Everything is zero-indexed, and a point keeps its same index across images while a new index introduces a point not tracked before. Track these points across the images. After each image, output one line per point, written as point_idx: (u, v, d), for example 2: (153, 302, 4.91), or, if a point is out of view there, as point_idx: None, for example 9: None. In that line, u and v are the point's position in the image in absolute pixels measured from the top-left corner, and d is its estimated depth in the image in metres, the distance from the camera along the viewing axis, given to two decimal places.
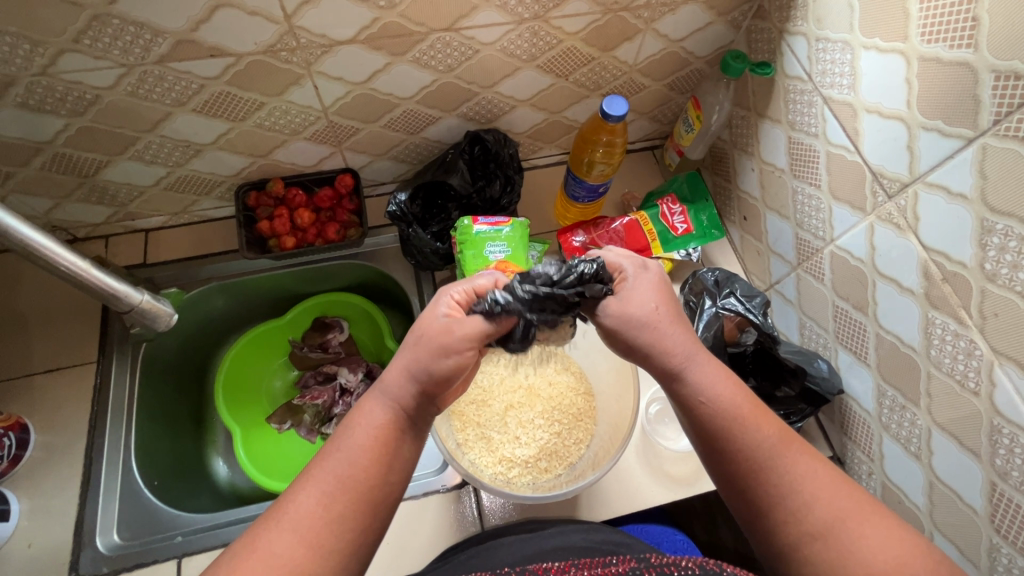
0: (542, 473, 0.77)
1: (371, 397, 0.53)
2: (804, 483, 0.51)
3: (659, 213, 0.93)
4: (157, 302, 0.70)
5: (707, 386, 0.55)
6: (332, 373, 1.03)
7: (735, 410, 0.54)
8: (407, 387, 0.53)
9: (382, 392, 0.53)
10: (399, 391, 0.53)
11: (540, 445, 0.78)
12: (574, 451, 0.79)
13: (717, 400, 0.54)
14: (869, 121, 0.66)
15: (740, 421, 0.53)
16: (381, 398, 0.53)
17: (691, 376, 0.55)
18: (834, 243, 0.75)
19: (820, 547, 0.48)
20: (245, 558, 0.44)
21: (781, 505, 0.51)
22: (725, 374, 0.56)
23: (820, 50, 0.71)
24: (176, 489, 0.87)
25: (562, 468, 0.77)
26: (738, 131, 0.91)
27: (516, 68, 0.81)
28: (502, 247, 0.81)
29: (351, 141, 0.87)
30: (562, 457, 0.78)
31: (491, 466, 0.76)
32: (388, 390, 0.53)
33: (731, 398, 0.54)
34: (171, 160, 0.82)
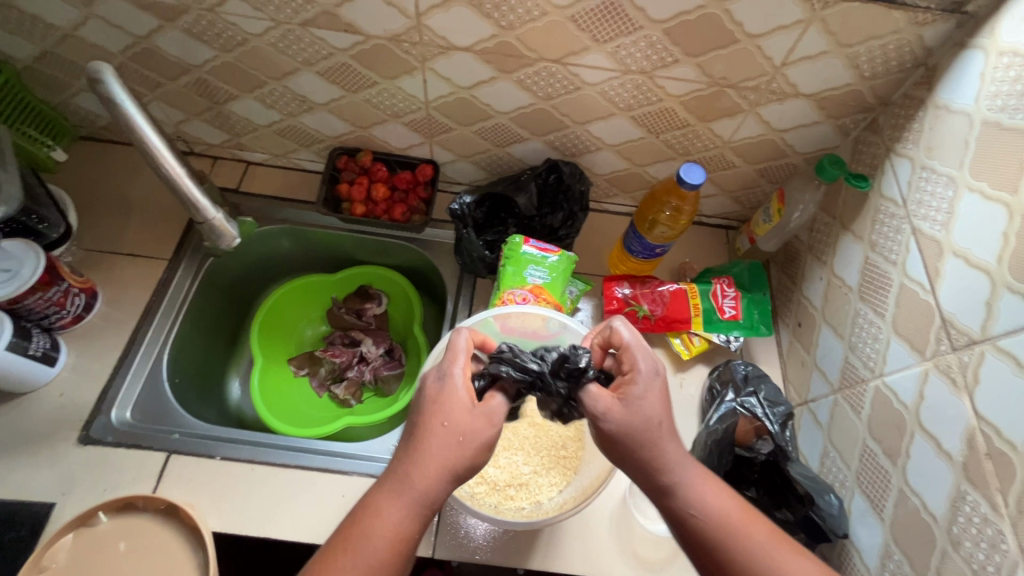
0: (506, 500, 0.75)
1: (394, 504, 0.52)
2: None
3: (711, 290, 0.90)
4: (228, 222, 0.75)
5: (700, 496, 0.55)
6: (358, 340, 1.10)
7: (724, 519, 0.54)
8: (436, 488, 0.53)
9: (396, 496, 0.52)
10: (426, 499, 0.52)
11: (513, 472, 0.78)
12: (545, 491, 0.77)
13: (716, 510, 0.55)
14: (952, 264, 0.62)
15: (733, 532, 0.54)
16: (408, 506, 0.52)
17: (680, 487, 0.56)
18: (882, 378, 0.70)
19: None
20: None
21: None
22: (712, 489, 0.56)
23: (921, 179, 0.68)
24: (191, 393, 0.94)
25: (527, 502, 0.76)
26: (817, 237, 0.87)
27: (611, 113, 0.83)
28: (542, 273, 0.82)
29: (442, 137, 0.93)
30: (530, 492, 0.77)
31: None
32: (411, 499, 0.52)
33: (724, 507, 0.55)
34: (286, 109, 0.92)
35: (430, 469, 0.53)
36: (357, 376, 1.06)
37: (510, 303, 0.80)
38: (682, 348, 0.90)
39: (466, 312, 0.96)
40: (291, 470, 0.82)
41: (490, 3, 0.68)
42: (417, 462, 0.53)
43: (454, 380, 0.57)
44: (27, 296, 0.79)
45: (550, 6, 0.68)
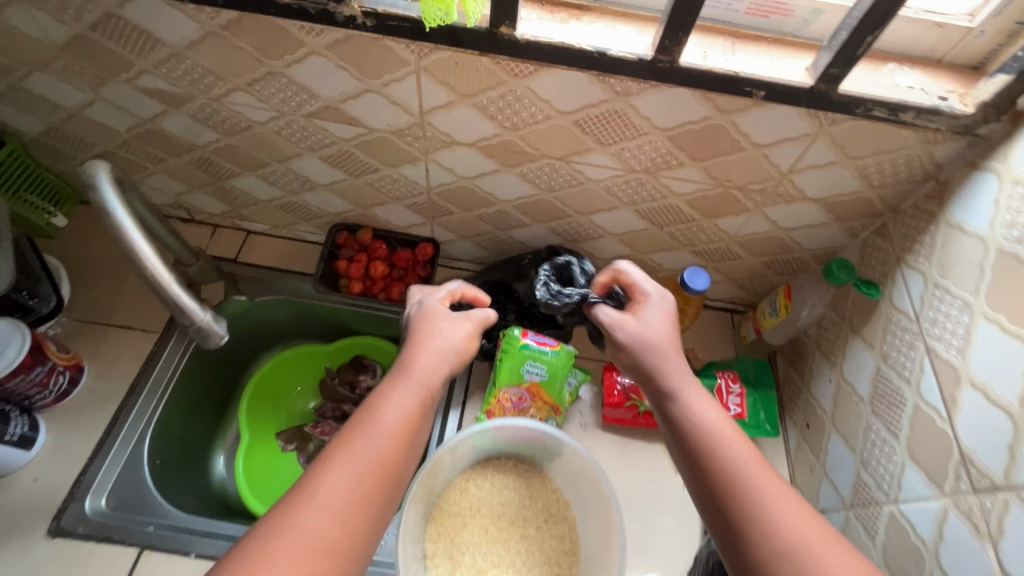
0: None
1: (400, 390, 0.57)
2: (782, 516, 0.48)
3: (715, 387, 0.87)
4: (216, 320, 0.67)
5: (697, 408, 0.57)
6: (349, 414, 1.06)
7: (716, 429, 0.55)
8: (432, 372, 0.61)
9: (401, 379, 0.59)
10: (426, 385, 0.59)
11: None
12: None
13: (764, 494, 0.50)
14: (970, 395, 0.58)
15: (739, 456, 0.52)
16: (408, 390, 0.58)
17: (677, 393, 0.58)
18: (896, 505, 0.66)
19: (809, 562, 0.45)
20: (274, 542, 0.44)
21: (755, 523, 0.48)
22: (714, 408, 0.57)
23: (935, 297, 0.65)
24: (172, 474, 0.90)
25: None
26: (826, 334, 0.84)
27: (614, 205, 0.82)
28: (540, 369, 0.79)
29: (443, 219, 0.92)
30: None
31: None
32: (415, 385, 0.58)
33: (768, 489, 0.50)
34: (288, 188, 0.92)
35: (427, 358, 0.62)
36: None
37: (505, 402, 0.78)
38: None
39: (461, 394, 0.88)
40: None
41: (494, 107, 0.68)
42: (411, 353, 0.62)
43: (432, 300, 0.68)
44: (8, 379, 0.77)
45: (554, 112, 0.67)
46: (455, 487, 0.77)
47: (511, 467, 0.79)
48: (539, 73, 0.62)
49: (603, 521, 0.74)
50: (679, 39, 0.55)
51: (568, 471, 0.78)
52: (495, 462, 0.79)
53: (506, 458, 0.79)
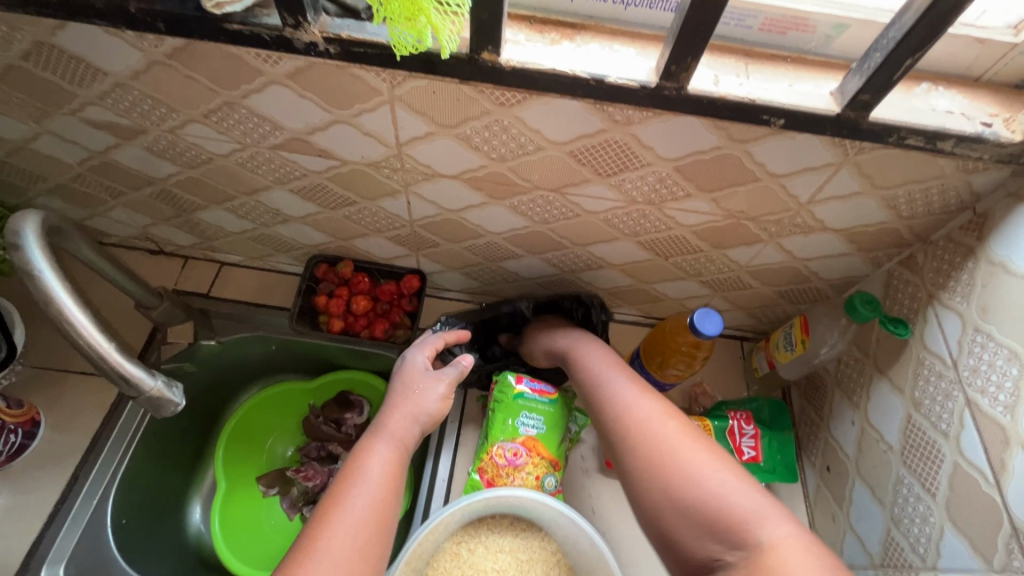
0: None
1: (379, 444, 0.60)
2: (651, 423, 0.54)
3: (728, 428, 0.80)
4: (170, 385, 0.59)
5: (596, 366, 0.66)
6: (335, 455, 0.99)
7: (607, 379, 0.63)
8: (408, 428, 0.63)
9: (379, 437, 0.61)
10: (402, 438, 0.61)
11: None
12: None
13: (631, 412, 0.56)
14: (1022, 460, 0.52)
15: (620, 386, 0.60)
16: (386, 443, 0.60)
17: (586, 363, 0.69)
18: (936, 574, 0.60)
19: (666, 453, 0.51)
20: None
21: (632, 436, 0.54)
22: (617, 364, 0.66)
23: (976, 343, 0.58)
24: (141, 533, 0.83)
25: None
26: (846, 370, 0.77)
27: (614, 238, 0.75)
28: (536, 421, 0.72)
29: (429, 251, 0.85)
30: None
31: None
32: (392, 438, 0.61)
33: (662, 430, 0.53)
34: (260, 220, 0.84)
35: (401, 417, 0.63)
36: None
37: (500, 459, 0.70)
38: None
39: (453, 435, 0.82)
40: None
41: (479, 137, 0.61)
42: (385, 416, 0.64)
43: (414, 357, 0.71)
44: None
45: (546, 143, 0.60)
46: (445, 554, 0.69)
47: (506, 526, 0.72)
48: (528, 101, 0.55)
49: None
50: (687, 65, 0.48)
51: (569, 536, 0.70)
52: (489, 521, 0.72)
53: (501, 516, 0.73)
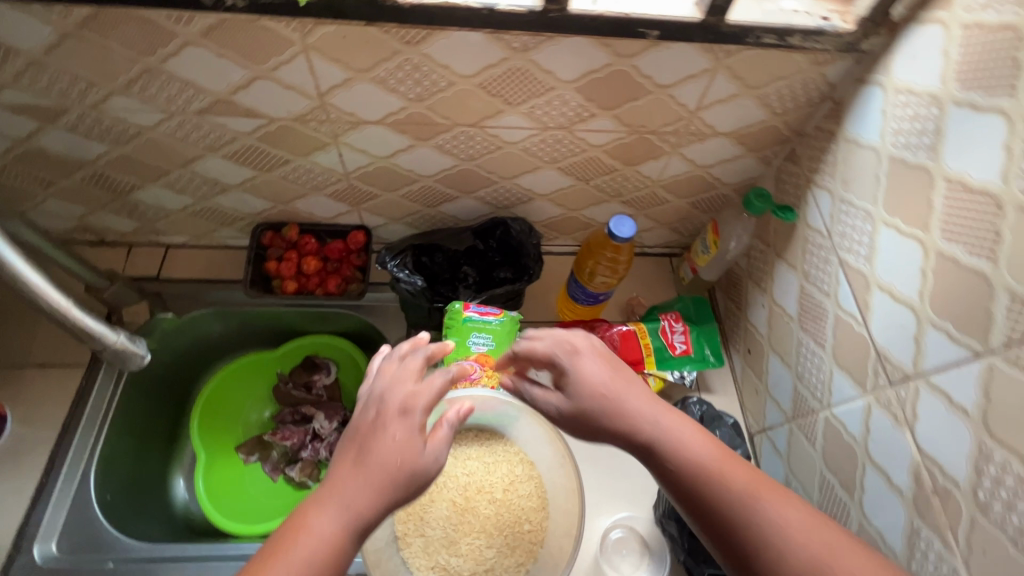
0: None
1: (324, 522, 0.48)
2: (795, 536, 0.47)
3: (659, 328, 0.90)
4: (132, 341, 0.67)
5: (678, 446, 0.54)
6: (309, 416, 1.03)
7: (703, 466, 0.52)
8: (368, 514, 0.48)
9: (327, 511, 0.48)
10: (358, 526, 0.48)
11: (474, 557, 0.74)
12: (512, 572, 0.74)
13: (789, 537, 0.47)
14: (879, 298, 0.63)
15: (731, 484, 0.51)
16: (335, 527, 0.48)
17: (654, 438, 0.55)
18: (830, 410, 0.71)
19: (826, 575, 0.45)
20: None
21: (770, 552, 0.47)
22: (694, 434, 0.55)
23: (842, 212, 0.69)
24: (128, 508, 0.87)
25: None
26: (755, 263, 0.88)
27: (537, 166, 0.82)
28: (486, 339, 0.79)
29: (368, 203, 0.89)
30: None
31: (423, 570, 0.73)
32: (345, 520, 0.48)
33: (783, 518, 0.48)
34: (198, 193, 0.87)
35: (366, 495, 0.48)
36: (313, 455, 1.00)
37: (455, 376, 0.77)
38: None
39: None
40: None
41: (394, 78, 0.66)
42: (351, 484, 0.49)
43: (410, 419, 0.52)
44: None
45: (456, 77, 0.66)
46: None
47: (471, 438, 0.80)
48: (431, 37, 0.60)
49: (564, 471, 0.77)
50: None
51: (527, 436, 0.81)
52: (456, 435, 0.80)
53: (466, 429, 0.80)
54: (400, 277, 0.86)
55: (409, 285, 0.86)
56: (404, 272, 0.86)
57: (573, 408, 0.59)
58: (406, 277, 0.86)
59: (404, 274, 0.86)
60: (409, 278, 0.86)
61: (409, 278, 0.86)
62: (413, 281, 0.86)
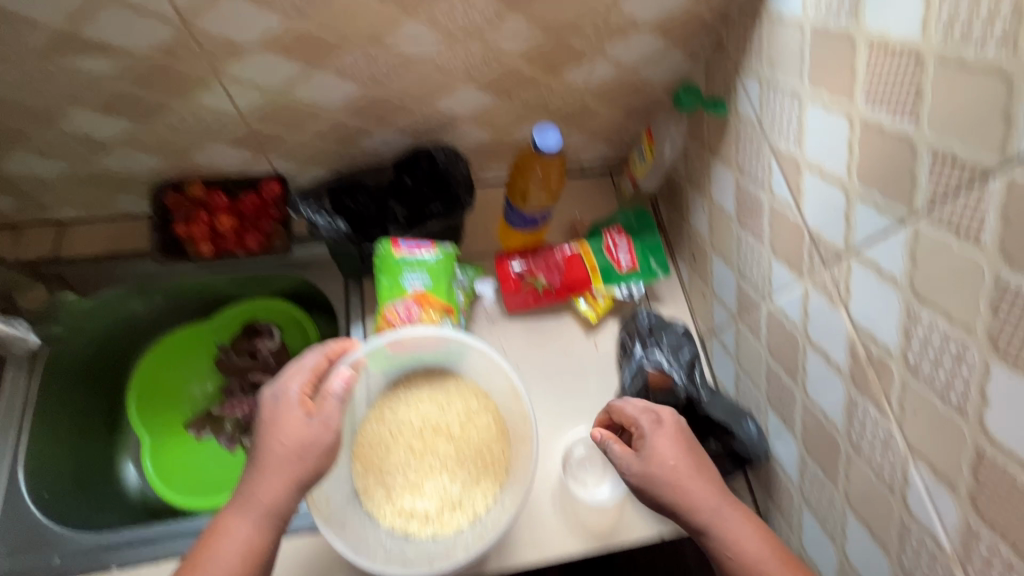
0: (443, 527, 0.72)
1: (241, 519, 0.57)
2: None
3: (604, 246, 0.87)
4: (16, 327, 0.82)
5: (734, 540, 0.59)
6: (259, 383, 0.99)
7: (756, 565, 0.58)
8: (280, 498, 0.58)
9: (244, 509, 0.57)
10: (273, 512, 0.58)
11: (440, 495, 0.74)
12: (481, 502, 0.73)
13: None
14: (810, 180, 0.61)
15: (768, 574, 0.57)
16: (252, 518, 0.57)
17: (715, 530, 0.60)
18: (771, 301, 0.71)
19: None
20: None
21: None
22: (745, 522, 0.60)
23: (771, 96, 0.66)
24: (74, 502, 0.82)
25: (467, 520, 0.72)
26: (692, 165, 0.86)
27: (453, 84, 0.75)
28: (422, 277, 0.75)
29: (277, 148, 0.81)
30: (467, 508, 0.73)
31: (390, 519, 0.72)
32: (258, 510, 0.57)
33: None
34: (76, 155, 0.77)
35: (274, 481, 0.58)
36: None
37: (394, 318, 0.75)
38: (589, 311, 0.88)
39: (360, 314, 0.88)
40: None
41: None
42: (260, 478, 0.58)
43: (288, 400, 0.62)
44: None
45: None
46: (371, 419, 0.77)
47: (421, 381, 0.79)
48: None
49: (515, 398, 0.75)
50: None
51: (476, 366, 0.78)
52: (404, 382, 0.79)
53: (415, 374, 0.80)
54: (322, 223, 0.81)
55: (334, 230, 0.81)
56: (326, 217, 0.81)
57: (641, 479, 0.63)
58: (328, 222, 0.81)
59: (326, 219, 0.81)
60: (332, 223, 0.81)
61: (332, 222, 0.81)
62: (336, 225, 0.81)
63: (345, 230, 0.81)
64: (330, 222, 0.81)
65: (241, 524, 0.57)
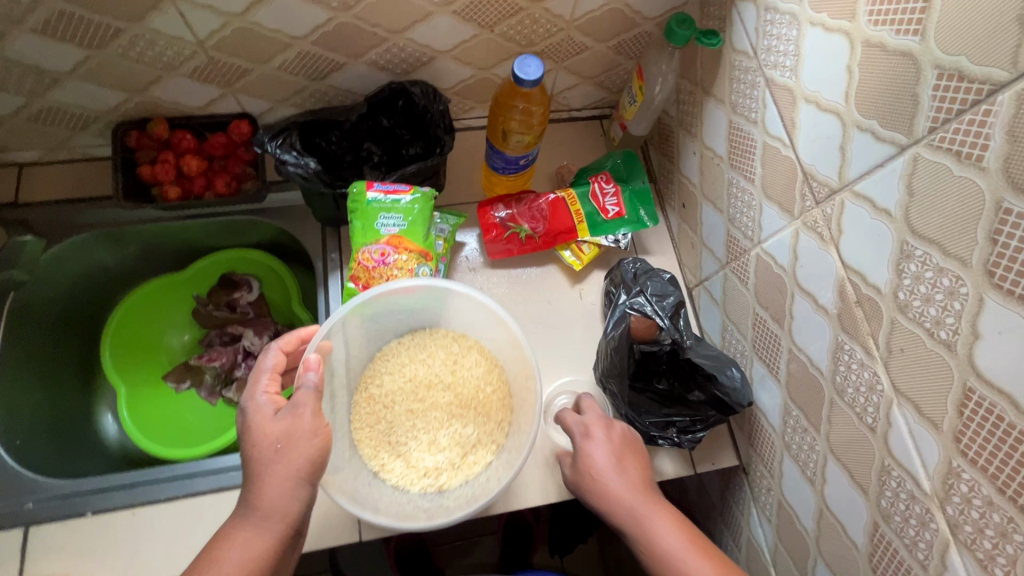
0: (472, 469, 0.71)
1: (243, 527, 0.51)
2: None
3: (589, 192, 0.84)
4: None
5: (654, 535, 0.59)
6: (237, 335, 0.96)
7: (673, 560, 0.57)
8: (282, 501, 0.52)
9: (246, 518, 0.51)
10: (275, 515, 0.51)
11: (456, 440, 0.72)
12: (498, 435, 0.72)
13: None
14: (806, 112, 0.57)
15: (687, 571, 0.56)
16: (256, 528, 0.51)
17: (642, 527, 0.60)
18: (760, 246, 0.68)
19: None
20: None
21: None
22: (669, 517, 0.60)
23: (768, 23, 0.61)
24: (47, 452, 0.80)
25: (492, 453, 0.71)
26: (683, 106, 0.81)
27: (428, 12, 0.70)
28: (397, 219, 0.72)
29: (243, 83, 0.77)
30: (488, 442, 0.72)
31: (416, 483, 0.69)
32: (259, 518, 0.51)
33: None
34: (26, 88, 0.72)
35: (273, 485, 0.52)
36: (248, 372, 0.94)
37: (369, 261, 0.72)
38: (574, 260, 0.85)
39: (337, 264, 0.84)
40: (180, 502, 0.71)
41: None
42: (259, 481, 0.52)
43: (256, 402, 0.57)
44: None
45: None
46: (361, 403, 0.74)
47: (396, 349, 0.77)
48: None
49: (501, 327, 0.73)
50: None
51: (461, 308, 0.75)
52: (381, 355, 0.76)
53: (388, 345, 0.77)
54: (291, 160, 0.76)
55: (303, 169, 0.76)
56: (295, 154, 0.76)
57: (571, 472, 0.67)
58: (297, 159, 0.76)
59: (295, 156, 0.76)
60: (301, 160, 0.76)
61: (301, 160, 0.76)
62: (306, 163, 0.76)
63: (315, 168, 0.76)
64: (298, 159, 0.76)
65: (245, 532, 0.51)
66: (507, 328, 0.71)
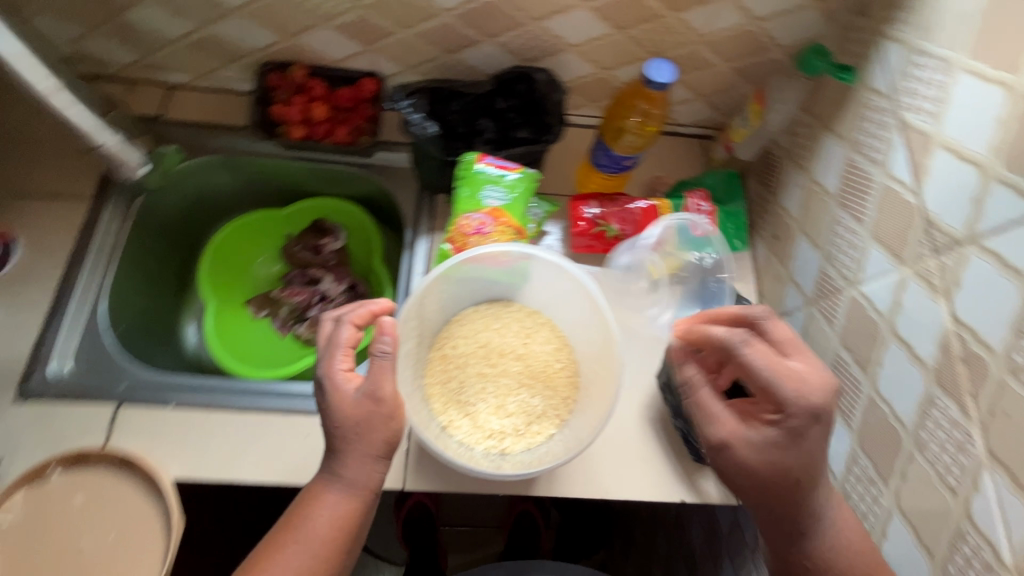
0: (536, 438, 0.72)
1: (330, 489, 0.58)
2: None
3: (684, 205, 0.85)
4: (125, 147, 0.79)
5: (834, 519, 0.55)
6: (316, 278, 1.02)
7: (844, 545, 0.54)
8: (364, 473, 0.59)
9: (332, 484, 0.59)
10: (356, 484, 0.59)
11: (523, 408, 0.74)
12: (562, 412, 0.74)
13: None
14: (941, 158, 0.56)
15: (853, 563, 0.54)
16: (341, 493, 0.58)
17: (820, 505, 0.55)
18: (858, 288, 0.67)
19: None
20: None
21: None
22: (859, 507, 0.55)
23: (915, 66, 0.60)
24: (138, 345, 0.88)
25: (555, 427, 0.73)
26: (796, 139, 0.81)
27: (568, 5, 0.75)
28: (500, 194, 0.75)
29: (384, 43, 0.82)
30: (553, 416, 0.74)
31: (482, 443, 0.71)
32: (343, 486, 0.58)
33: None
34: (199, 16, 0.80)
35: (356, 462, 0.59)
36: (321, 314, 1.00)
37: (467, 228, 0.75)
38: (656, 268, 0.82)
39: (427, 228, 0.87)
40: (248, 415, 0.76)
41: None
42: (342, 457, 0.59)
43: (334, 380, 0.60)
44: None
45: None
46: (434, 360, 0.76)
47: (472, 316, 0.79)
48: None
49: (582, 296, 0.76)
50: None
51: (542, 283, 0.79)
52: (456, 319, 0.79)
53: (464, 311, 0.80)
54: (412, 120, 0.79)
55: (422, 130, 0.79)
56: (419, 114, 0.79)
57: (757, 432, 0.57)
58: (419, 120, 0.79)
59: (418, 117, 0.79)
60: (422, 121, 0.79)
61: (423, 122, 0.79)
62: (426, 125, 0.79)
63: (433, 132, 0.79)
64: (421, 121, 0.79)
65: (331, 493, 0.59)
66: (595, 304, 0.74)
